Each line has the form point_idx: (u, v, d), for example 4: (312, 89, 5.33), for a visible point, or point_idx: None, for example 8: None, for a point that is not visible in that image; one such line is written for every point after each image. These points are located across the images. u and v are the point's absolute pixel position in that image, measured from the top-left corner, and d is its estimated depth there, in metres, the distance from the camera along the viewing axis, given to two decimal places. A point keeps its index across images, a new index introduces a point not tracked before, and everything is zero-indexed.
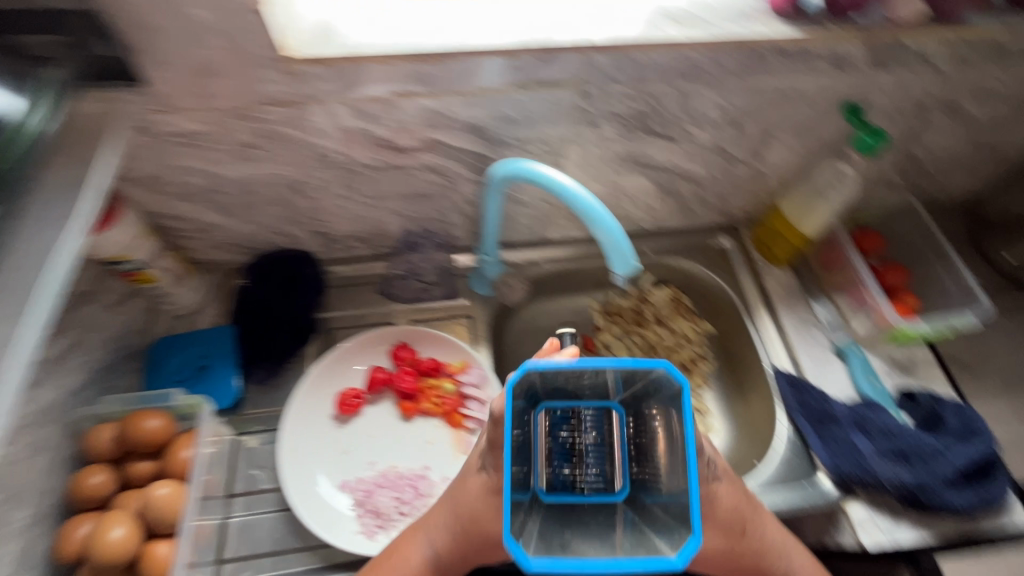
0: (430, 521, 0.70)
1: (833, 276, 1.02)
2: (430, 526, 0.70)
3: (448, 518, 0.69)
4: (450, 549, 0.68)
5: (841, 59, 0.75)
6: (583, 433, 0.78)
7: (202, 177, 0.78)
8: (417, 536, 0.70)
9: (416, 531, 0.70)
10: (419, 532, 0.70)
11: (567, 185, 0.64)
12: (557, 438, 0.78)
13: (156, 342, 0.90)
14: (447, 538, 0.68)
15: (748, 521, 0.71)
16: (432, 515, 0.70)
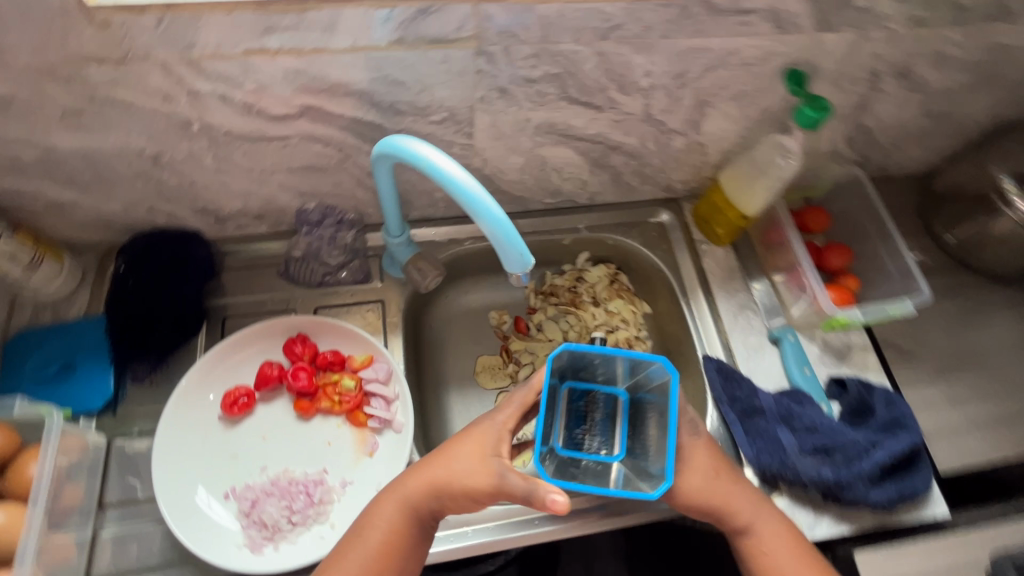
0: (393, 497, 0.64)
1: (773, 257, 0.95)
2: (392, 503, 0.63)
3: (414, 493, 0.63)
4: (413, 529, 0.63)
5: (778, 15, 0.66)
6: (592, 409, 0.74)
7: (34, 149, 0.66)
8: (381, 515, 0.63)
9: (379, 509, 0.64)
10: (380, 511, 0.63)
11: (444, 167, 0.55)
12: (573, 410, 0.74)
13: (15, 336, 0.79)
14: (404, 516, 0.63)
15: (729, 499, 0.67)
16: (399, 488, 0.64)
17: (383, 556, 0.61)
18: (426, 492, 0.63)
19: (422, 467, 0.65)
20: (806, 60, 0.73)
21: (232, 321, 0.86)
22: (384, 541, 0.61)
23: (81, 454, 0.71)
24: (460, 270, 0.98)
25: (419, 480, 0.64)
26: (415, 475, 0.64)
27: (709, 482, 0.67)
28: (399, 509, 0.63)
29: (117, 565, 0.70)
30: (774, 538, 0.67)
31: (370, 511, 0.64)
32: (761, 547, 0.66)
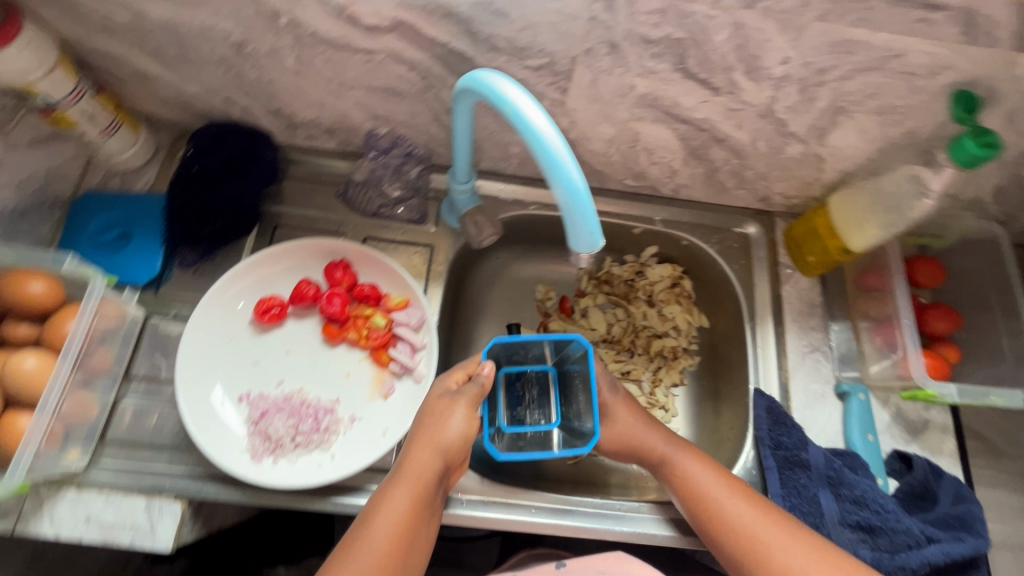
0: (401, 479, 0.61)
1: (866, 303, 0.84)
2: (398, 484, 0.61)
3: (420, 472, 0.61)
4: (425, 511, 0.60)
5: (974, 21, 0.53)
6: (527, 389, 0.79)
7: (126, 12, 0.65)
8: (391, 496, 0.60)
9: (389, 492, 0.60)
10: (389, 497, 0.60)
11: (530, 115, 0.47)
12: (511, 394, 0.79)
13: (83, 196, 0.82)
14: (414, 499, 0.60)
15: (648, 438, 0.73)
16: (405, 468, 0.62)
17: (399, 540, 0.58)
18: (428, 466, 0.62)
19: (421, 442, 0.63)
20: (987, 84, 0.60)
21: (282, 232, 0.85)
22: (396, 526, 0.58)
23: (118, 321, 0.73)
24: (517, 234, 0.93)
25: (423, 455, 0.62)
26: (416, 450, 0.62)
27: (636, 424, 0.74)
28: (410, 490, 0.60)
29: (131, 435, 0.72)
30: (700, 472, 0.69)
31: (378, 498, 0.61)
32: (702, 493, 0.68)
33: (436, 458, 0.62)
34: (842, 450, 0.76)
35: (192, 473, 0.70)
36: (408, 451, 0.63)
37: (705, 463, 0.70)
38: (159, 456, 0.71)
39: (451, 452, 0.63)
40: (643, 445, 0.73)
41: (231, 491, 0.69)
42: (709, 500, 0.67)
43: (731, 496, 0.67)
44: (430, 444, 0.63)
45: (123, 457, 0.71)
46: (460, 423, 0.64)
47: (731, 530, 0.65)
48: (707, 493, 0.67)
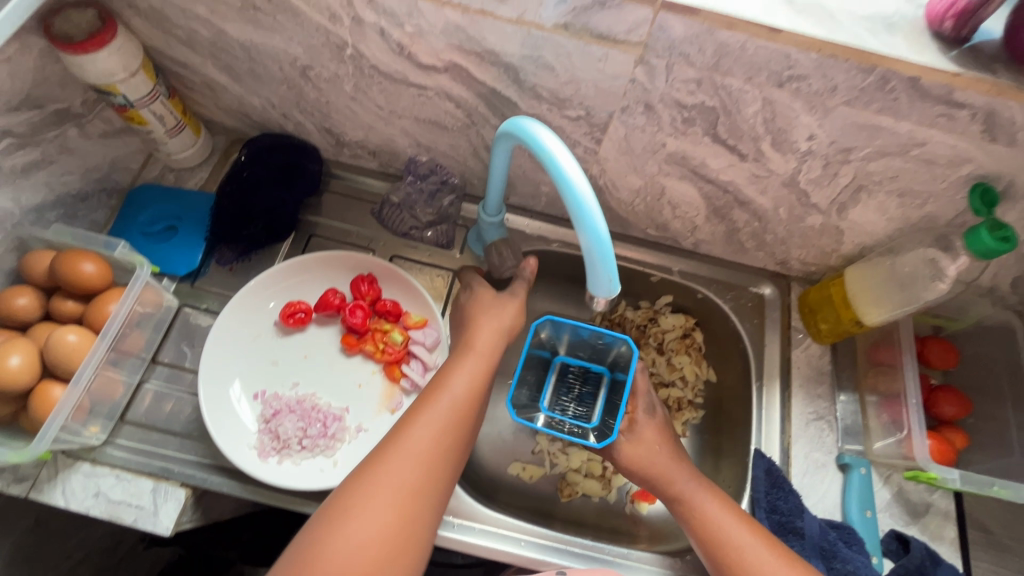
0: (452, 383, 0.65)
1: (875, 377, 0.84)
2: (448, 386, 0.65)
3: (469, 379, 0.66)
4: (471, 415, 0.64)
5: (995, 122, 0.55)
6: (580, 384, 0.86)
7: (208, 30, 0.71)
8: (441, 395, 0.64)
9: (439, 392, 0.64)
10: (438, 396, 0.64)
11: (566, 166, 0.51)
12: (563, 382, 0.87)
13: (138, 187, 0.87)
14: (464, 400, 0.64)
15: (670, 471, 0.71)
16: (470, 347, 0.69)
17: (446, 436, 0.61)
18: (476, 378, 0.66)
19: (469, 354, 0.68)
20: (1008, 180, 0.62)
21: (316, 241, 0.90)
22: (467, 391, 0.65)
23: (154, 309, 0.78)
24: (538, 270, 0.96)
25: (471, 366, 0.67)
26: (466, 362, 0.67)
27: (663, 455, 0.72)
28: (476, 365, 0.67)
29: (148, 417, 0.75)
30: (716, 513, 0.67)
31: (427, 398, 0.64)
32: (714, 527, 0.66)
33: (483, 369, 0.68)
34: (839, 522, 0.75)
35: (201, 462, 0.73)
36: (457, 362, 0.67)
37: (720, 500, 0.69)
38: (171, 442, 0.74)
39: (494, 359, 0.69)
40: (663, 472, 0.71)
41: (234, 484, 0.72)
42: (719, 528, 0.66)
43: (738, 526, 0.66)
44: (479, 355, 0.69)
45: (140, 438, 0.74)
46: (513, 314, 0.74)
47: (729, 555, 0.65)
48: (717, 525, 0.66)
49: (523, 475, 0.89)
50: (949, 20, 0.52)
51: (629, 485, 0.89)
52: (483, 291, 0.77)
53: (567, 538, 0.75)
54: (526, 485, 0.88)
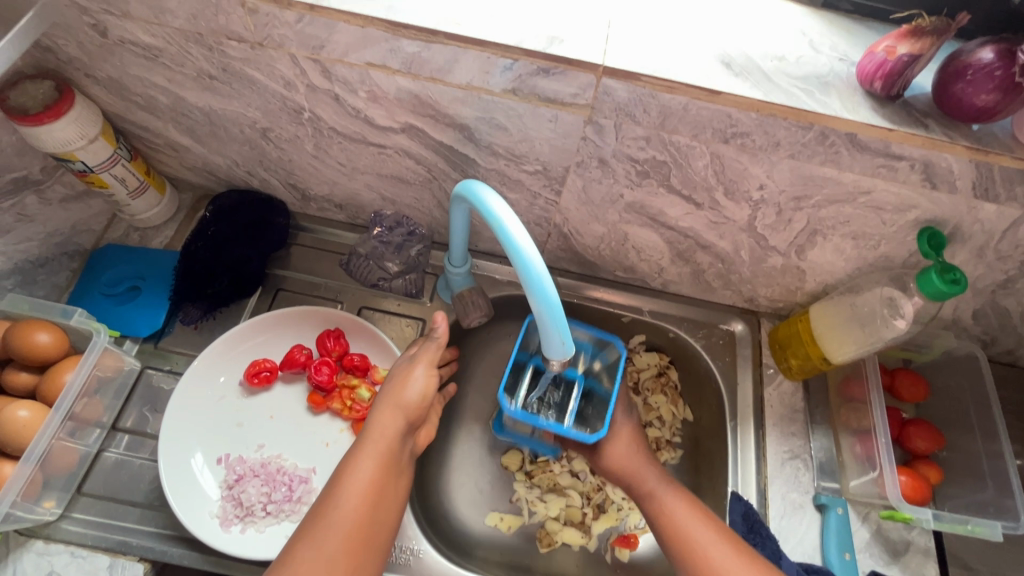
0: (343, 498, 0.60)
1: (848, 413, 0.84)
2: (337, 502, 0.60)
3: (361, 486, 0.61)
4: (369, 527, 0.60)
5: (933, 173, 0.57)
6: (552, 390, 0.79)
7: (167, 97, 0.72)
8: (330, 513, 0.59)
9: (329, 508, 0.59)
10: (331, 511, 0.59)
11: (515, 233, 0.51)
12: (537, 386, 0.79)
13: (101, 247, 0.87)
14: (360, 507, 0.60)
15: (641, 473, 0.74)
16: (371, 429, 0.65)
17: (343, 551, 0.57)
18: (372, 483, 0.61)
19: (364, 453, 0.63)
20: (953, 224, 0.63)
21: (284, 294, 0.89)
22: (367, 488, 0.61)
23: (114, 373, 0.76)
24: (509, 313, 0.96)
25: (365, 469, 0.62)
26: (358, 466, 0.62)
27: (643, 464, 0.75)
28: (377, 453, 0.63)
29: (107, 487, 0.73)
30: (683, 514, 0.68)
31: (316, 517, 0.59)
32: (681, 529, 0.67)
33: (380, 469, 0.63)
34: (818, 567, 0.73)
35: (161, 533, 0.71)
36: (349, 466, 0.62)
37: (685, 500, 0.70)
38: (131, 513, 0.72)
39: (394, 451, 0.65)
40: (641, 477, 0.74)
41: (195, 556, 0.69)
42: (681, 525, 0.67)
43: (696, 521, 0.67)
44: (375, 442, 0.64)
45: (96, 510, 0.71)
46: (420, 381, 0.69)
47: (692, 550, 0.65)
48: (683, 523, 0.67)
49: (500, 526, 0.87)
50: (878, 81, 0.53)
51: (610, 531, 0.87)
52: (400, 366, 0.72)
53: None
54: (503, 537, 0.86)
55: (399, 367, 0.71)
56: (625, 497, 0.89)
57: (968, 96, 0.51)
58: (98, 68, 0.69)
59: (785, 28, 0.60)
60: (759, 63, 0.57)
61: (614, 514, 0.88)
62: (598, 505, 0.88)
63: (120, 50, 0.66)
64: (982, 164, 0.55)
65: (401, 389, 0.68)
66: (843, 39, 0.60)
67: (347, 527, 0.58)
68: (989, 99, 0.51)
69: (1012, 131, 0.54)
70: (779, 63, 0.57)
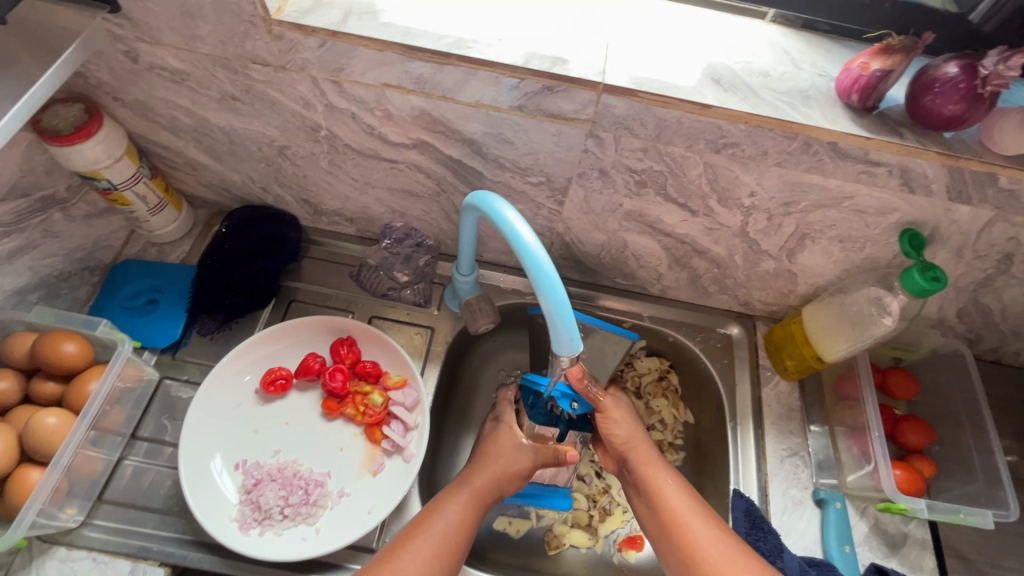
0: (433, 529, 0.67)
1: (843, 411, 0.87)
2: (431, 527, 0.68)
3: (453, 523, 0.69)
4: (451, 560, 0.66)
5: (911, 178, 0.62)
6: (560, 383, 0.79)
7: (189, 117, 0.76)
8: (425, 535, 0.67)
9: (424, 530, 0.67)
10: (425, 531, 0.67)
11: (524, 237, 0.56)
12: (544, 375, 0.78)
13: (121, 262, 0.90)
14: (448, 541, 0.67)
15: (644, 449, 0.79)
16: (467, 481, 0.74)
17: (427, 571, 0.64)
18: (461, 523, 0.69)
19: (459, 496, 0.72)
20: (932, 225, 0.68)
21: (296, 306, 0.92)
22: (458, 521, 0.69)
23: (134, 383, 0.79)
24: (514, 321, 0.99)
25: (457, 508, 0.71)
26: (452, 504, 0.71)
27: (635, 432, 0.81)
28: (470, 498, 0.72)
29: (128, 495, 0.75)
30: (669, 490, 0.73)
31: (412, 532, 0.67)
32: (668, 505, 0.72)
33: (468, 512, 0.71)
34: (819, 560, 0.76)
35: (181, 538, 0.72)
36: (444, 503, 0.71)
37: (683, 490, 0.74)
38: (153, 519, 0.73)
39: (480, 505, 0.73)
40: (634, 448, 0.80)
41: (215, 560, 0.71)
42: (669, 509, 0.72)
43: (693, 514, 0.70)
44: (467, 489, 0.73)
45: (117, 517, 0.73)
46: (521, 459, 0.79)
47: (672, 519, 0.71)
48: (668, 504, 0.72)
49: (509, 529, 0.88)
50: (855, 94, 0.58)
51: (616, 533, 0.89)
52: (502, 431, 0.82)
53: None
54: (512, 539, 0.88)
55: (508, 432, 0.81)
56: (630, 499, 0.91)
57: (937, 106, 0.56)
58: (126, 91, 0.73)
59: (769, 46, 0.65)
60: (745, 79, 0.61)
61: (620, 516, 0.90)
62: (604, 508, 0.90)
63: (148, 74, 0.70)
64: (955, 169, 0.60)
65: (502, 458, 0.78)
66: (823, 57, 0.65)
67: (436, 550, 0.66)
68: (957, 109, 0.56)
69: (980, 137, 0.59)
70: (764, 78, 0.61)
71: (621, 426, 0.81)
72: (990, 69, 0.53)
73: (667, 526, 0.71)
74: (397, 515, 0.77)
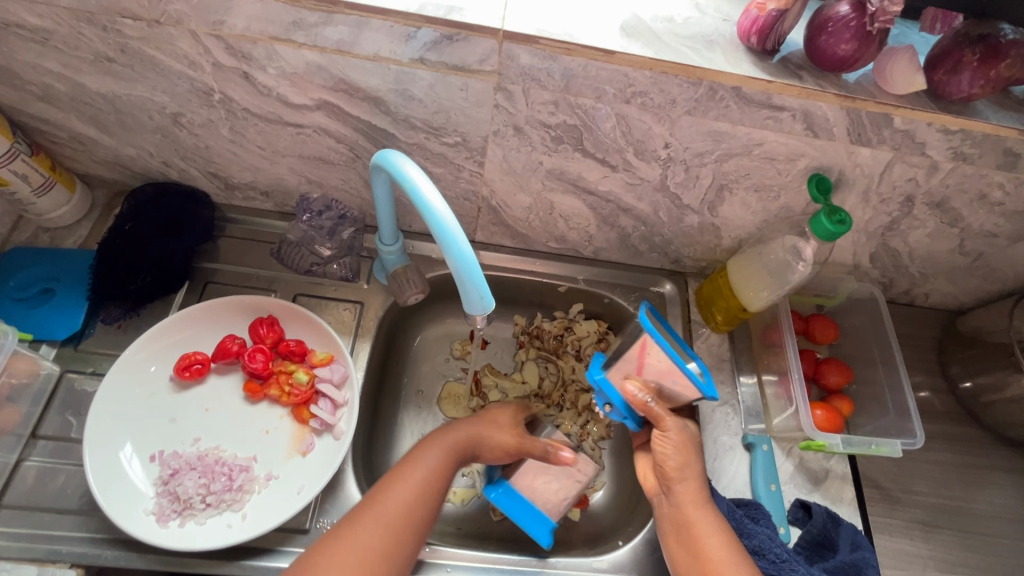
0: (417, 472, 0.68)
1: (768, 357, 0.90)
2: (415, 473, 0.68)
3: (435, 466, 0.70)
4: (433, 500, 0.67)
5: (812, 121, 0.63)
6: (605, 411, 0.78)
7: (65, 84, 0.69)
8: (410, 476, 0.68)
9: (408, 473, 0.68)
10: (407, 482, 0.67)
11: (426, 194, 0.54)
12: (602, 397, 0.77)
13: (10, 250, 0.82)
14: (431, 482, 0.68)
15: (690, 467, 0.71)
16: (452, 427, 0.75)
17: (413, 509, 0.65)
18: (442, 468, 0.70)
19: (440, 441, 0.72)
20: (838, 170, 0.69)
21: (213, 287, 0.86)
22: (440, 465, 0.70)
23: (29, 379, 0.73)
24: (449, 292, 0.96)
25: (438, 456, 0.71)
26: (433, 451, 0.71)
27: (694, 464, 0.72)
28: (450, 444, 0.73)
29: (30, 498, 0.69)
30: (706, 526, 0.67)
31: (398, 476, 0.68)
32: (700, 540, 0.67)
33: (448, 461, 0.71)
34: (747, 500, 0.78)
35: (93, 538, 0.68)
36: (423, 449, 0.71)
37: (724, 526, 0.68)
38: (61, 521, 0.68)
39: (460, 454, 0.73)
40: (685, 482, 0.70)
41: (132, 557, 0.67)
42: (704, 552, 0.66)
43: (730, 556, 0.65)
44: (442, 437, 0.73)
45: (18, 522, 0.68)
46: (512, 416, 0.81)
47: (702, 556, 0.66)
48: (703, 545, 0.66)
49: (453, 500, 0.87)
50: (754, 36, 0.59)
51: None
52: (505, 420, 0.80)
53: (496, 556, 0.74)
54: (457, 509, 0.87)
55: (479, 418, 0.79)
56: None
57: (831, 46, 0.57)
58: None
59: None
60: (650, 25, 0.61)
61: None
62: None
63: (8, 35, 0.63)
64: (853, 110, 0.61)
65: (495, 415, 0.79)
66: (727, 3, 0.65)
67: (422, 490, 0.67)
68: (848, 48, 0.56)
69: (874, 79, 0.61)
70: (668, 24, 0.61)
71: (676, 452, 0.71)
72: (876, 6, 0.54)
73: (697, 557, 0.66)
74: (329, 493, 0.75)
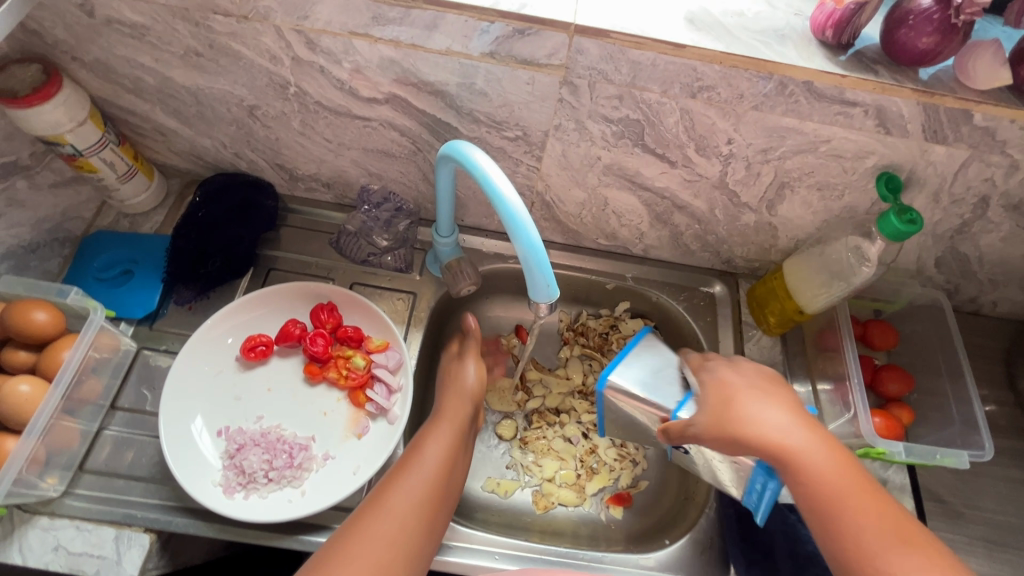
0: (420, 467, 0.65)
1: (823, 362, 0.88)
2: (417, 467, 0.65)
3: (436, 458, 0.66)
4: (439, 497, 0.63)
5: (884, 117, 0.62)
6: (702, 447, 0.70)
7: (154, 77, 0.74)
8: (412, 474, 0.64)
9: (410, 470, 0.64)
10: (409, 478, 0.63)
11: (499, 183, 0.56)
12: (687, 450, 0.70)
13: (92, 234, 0.88)
14: (435, 476, 0.65)
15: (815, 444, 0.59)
16: (444, 415, 0.73)
17: (420, 504, 0.61)
18: (445, 460, 0.67)
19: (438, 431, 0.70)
20: (909, 168, 0.68)
21: (275, 274, 0.90)
22: (442, 457, 0.67)
23: (110, 354, 0.77)
24: (497, 286, 0.98)
25: (440, 445, 0.68)
26: (433, 441, 0.69)
27: (810, 430, 0.60)
28: (448, 433, 0.70)
29: (109, 464, 0.74)
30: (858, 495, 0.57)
31: (400, 474, 0.64)
32: (856, 516, 0.55)
33: (451, 448, 0.68)
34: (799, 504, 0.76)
35: (165, 505, 0.72)
36: (424, 442, 0.69)
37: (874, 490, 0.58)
38: (135, 487, 0.73)
39: (460, 441, 0.70)
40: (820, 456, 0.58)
41: (200, 524, 0.70)
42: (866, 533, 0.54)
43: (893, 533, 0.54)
44: (442, 427, 0.71)
45: (99, 486, 0.73)
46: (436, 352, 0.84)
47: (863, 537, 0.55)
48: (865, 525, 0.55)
49: (497, 491, 0.87)
50: (829, 30, 0.59)
51: (602, 492, 0.89)
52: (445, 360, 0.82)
53: (540, 548, 0.75)
54: (501, 501, 0.87)
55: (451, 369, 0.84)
56: (616, 458, 0.91)
57: (911, 40, 0.56)
58: (85, 50, 0.72)
59: None
60: (721, 22, 0.61)
61: (606, 474, 0.89)
62: (591, 467, 0.90)
63: (108, 31, 0.69)
64: (929, 106, 0.60)
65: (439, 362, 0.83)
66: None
67: (427, 488, 0.63)
68: (930, 41, 0.56)
69: (954, 74, 0.59)
70: (739, 18, 0.62)
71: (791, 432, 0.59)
72: None
73: (854, 542, 0.55)
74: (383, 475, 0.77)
